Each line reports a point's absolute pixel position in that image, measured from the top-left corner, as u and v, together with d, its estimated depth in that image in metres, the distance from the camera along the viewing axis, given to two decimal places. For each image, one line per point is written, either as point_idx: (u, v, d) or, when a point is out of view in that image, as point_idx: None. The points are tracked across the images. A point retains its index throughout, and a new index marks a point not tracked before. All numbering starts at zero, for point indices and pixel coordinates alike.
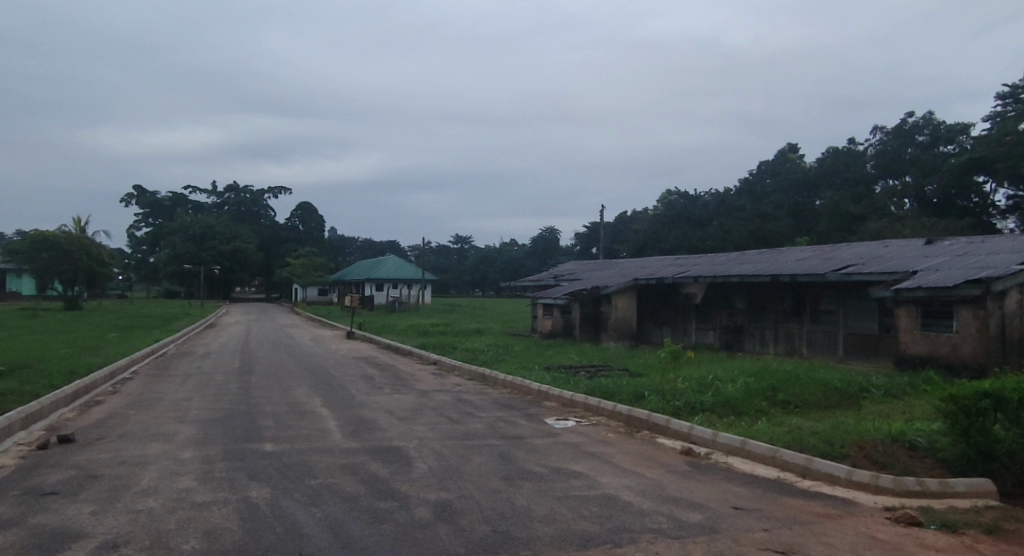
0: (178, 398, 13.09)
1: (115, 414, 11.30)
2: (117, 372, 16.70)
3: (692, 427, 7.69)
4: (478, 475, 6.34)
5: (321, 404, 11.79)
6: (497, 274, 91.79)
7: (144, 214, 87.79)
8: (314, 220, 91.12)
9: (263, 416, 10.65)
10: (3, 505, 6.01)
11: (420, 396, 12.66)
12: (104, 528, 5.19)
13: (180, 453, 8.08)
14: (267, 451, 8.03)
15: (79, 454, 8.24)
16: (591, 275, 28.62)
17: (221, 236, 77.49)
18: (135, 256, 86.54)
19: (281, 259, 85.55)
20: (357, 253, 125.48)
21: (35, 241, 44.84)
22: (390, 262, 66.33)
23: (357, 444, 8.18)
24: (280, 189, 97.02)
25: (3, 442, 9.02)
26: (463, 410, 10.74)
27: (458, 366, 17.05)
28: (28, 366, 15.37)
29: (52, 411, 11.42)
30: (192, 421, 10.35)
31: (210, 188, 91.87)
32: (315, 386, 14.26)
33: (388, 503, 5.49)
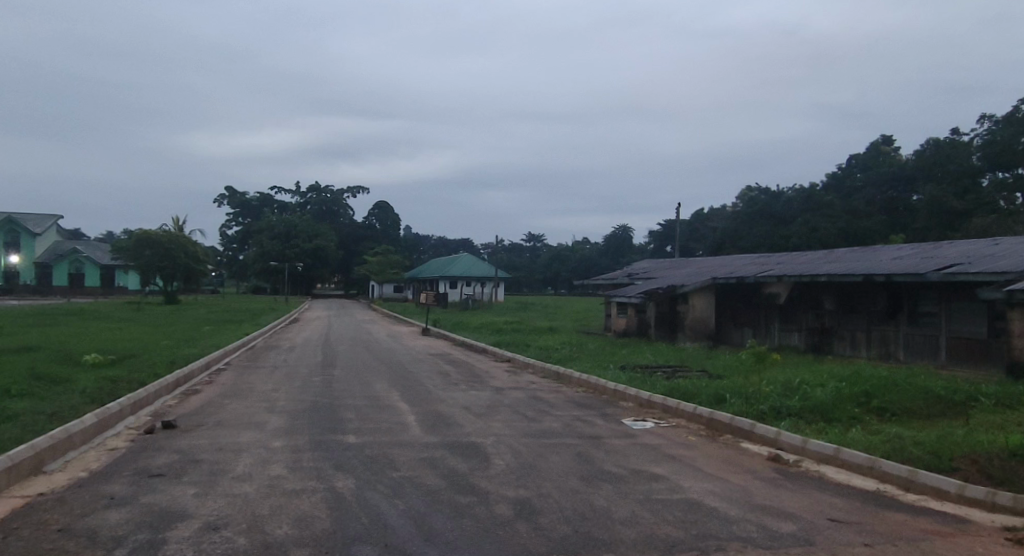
0: (267, 389, 13.73)
1: (211, 402, 11.97)
2: (211, 364, 17.69)
3: (780, 433, 7.37)
4: (557, 475, 6.31)
5: (399, 398, 12.04)
6: (570, 272, 91.51)
7: (234, 214, 92.52)
8: (391, 218, 93.58)
9: (344, 409, 10.99)
10: (116, 484, 6.49)
11: (496, 393, 12.76)
12: (205, 510, 5.49)
13: (270, 442, 8.46)
14: (351, 443, 8.30)
15: (179, 439, 8.78)
16: (667, 273, 27.99)
17: (305, 234, 80.62)
18: (226, 254, 91.37)
19: (360, 257, 88.31)
20: (431, 252, 128.02)
21: (140, 239, 48.09)
22: (464, 260, 67.06)
23: (436, 439, 8.36)
24: (358, 189, 99.97)
25: (115, 425, 9.75)
26: (540, 409, 10.72)
27: (532, 364, 17.07)
28: (134, 356, 16.52)
29: (156, 399, 12.22)
30: (281, 412, 10.85)
31: (295, 188, 95.58)
32: (394, 381, 14.65)
33: (468, 499, 5.56)
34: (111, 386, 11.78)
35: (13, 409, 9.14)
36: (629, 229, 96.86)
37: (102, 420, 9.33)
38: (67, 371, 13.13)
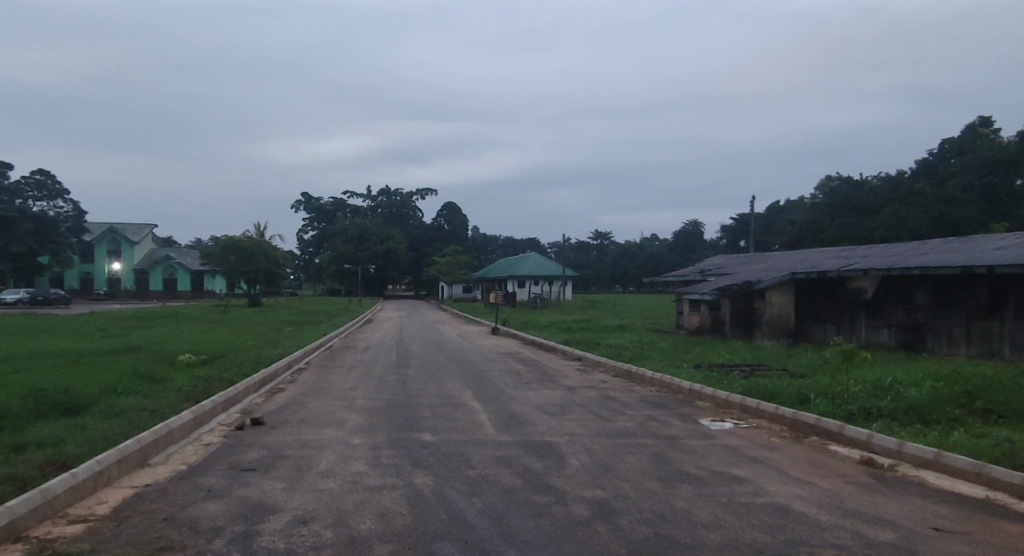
0: (346, 388, 14.19)
1: (295, 400, 12.48)
2: (293, 363, 18.43)
3: (872, 435, 7.00)
4: (633, 475, 6.21)
5: (472, 397, 12.17)
6: (639, 269, 90.22)
7: (310, 219, 96.03)
8: (459, 219, 94.95)
9: (419, 407, 11.20)
10: (213, 477, 6.85)
11: (567, 392, 12.70)
12: (293, 504, 5.71)
13: (350, 440, 8.71)
14: (427, 440, 8.46)
15: (267, 436, 9.17)
16: (742, 268, 27.11)
17: (376, 237, 83.03)
18: (303, 257, 94.92)
19: (429, 258, 89.99)
20: (499, 252, 129.07)
21: (226, 245, 50.66)
22: (532, 258, 67.17)
23: (510, 438, 8.39)
24: (427, 192, 101.84)
25: (209, 421, 10.31)
26: (613, 408, 10.60)
27: (603, 362, 16.92)
28: (223, 356, 17.42)
29: (245, 396, 12.85)
30: (359, 410, 11.19)
31: (366, 193, 98.20)
32: (467, 380, 14.81)
33: (545, 498, 5.55)
34: (204, 384, 12.47)
35: (118, 406, 9.79)
36: (700, 224, 94.67)
37: (197, 416, 9.87)
38: (163, 370, 13.95)
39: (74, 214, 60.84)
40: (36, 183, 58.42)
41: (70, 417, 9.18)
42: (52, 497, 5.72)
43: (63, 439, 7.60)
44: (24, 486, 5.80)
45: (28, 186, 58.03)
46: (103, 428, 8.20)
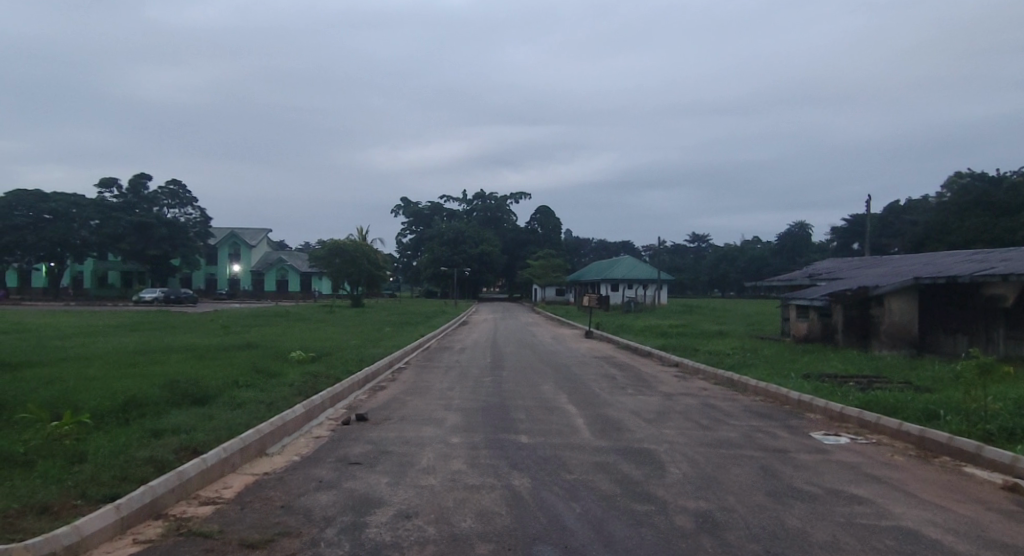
0: (444, 388, 14.53)
1: (396, 398, 12.90)
2: (393, 363, 19.07)
3: (1016, 459, 6.33)
4: (740, 488, 5.93)
5: (567, 401, 12.10)
6: (740, 274, 86.76)
7: (409, 223, 99.19)
8: (552, 223, 95.08)
9: (514, 409, 11.28)
10: (324, 469, 7.19)
11: (665, 398, 12.36)
12: (398, 499, 5.89)
13: (449, 438, 8.88)
14: (523, 442, 8.50)
15: (371, 431, 9.52)
16: (856, 273, 25.42)
17: (470, 240, 84.76)
18: (402, 260, 98.16)
19: (523, 261, 90.65)
20: (592, 255, 128.13)
21: (331, 249, 53.31)
22: (626, 262, 66.18)
23: (607, 443, 8.24)
24: (521, 196, 102.65)
25: (318, 415, 10.84)
26: (714, 417, 10.20)
27: (703, 369, 16.34)
28: (330, 354, 18.29)
29: (350, 393, 13.44)
30: (457, 410, 11.39)
31: (462, 197, 100.21)
32: (561, 383, 14.74)
33: (646, 506, 5.40)
34: (314, 380, 13.15)
35: (239, 398, 10.51)
36: (808, 226, 89.86)
37: (308, 410, 10.41)
38: (277, 366, 14.84)
39: (201, 221, 66.11)
40: (170, 193, 63.84)
41: (198, 407, 9.94)
42: (185, 479, 6.19)
43: (193, 426, 8.23)
44: (162, 468, 6.32)
45: (164, 196, 63.40)
46: (227, 417, 8.83)
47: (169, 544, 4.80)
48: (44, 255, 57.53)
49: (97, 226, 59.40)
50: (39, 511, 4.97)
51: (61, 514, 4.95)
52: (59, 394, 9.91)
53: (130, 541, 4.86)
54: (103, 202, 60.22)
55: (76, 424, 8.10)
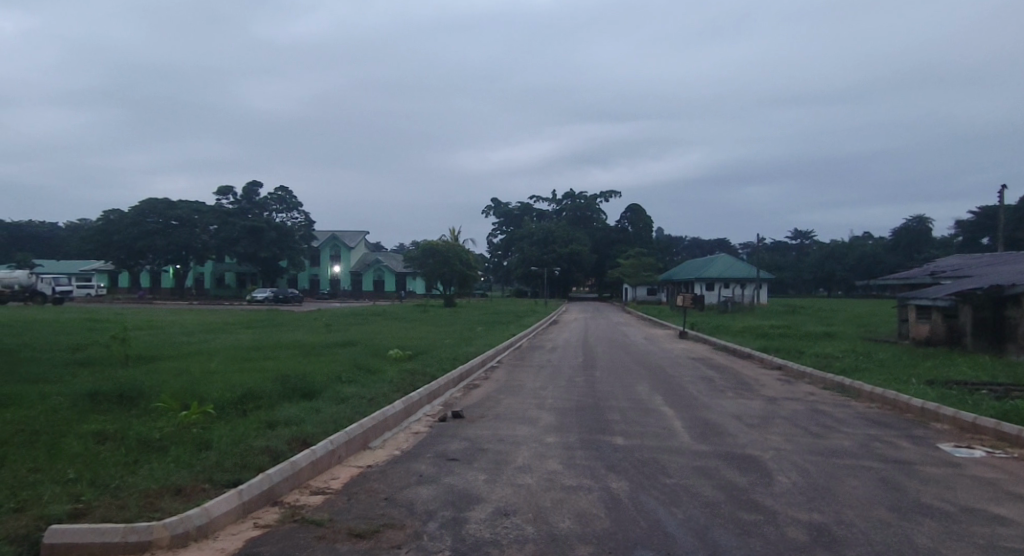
0: (537, 387, 14.55)
1: (490, 396, 13.04)
2: (485, 361, 19.32)
3: None
4: (858, 502, 5.53)
5: (663, 403, 11.79)
6: (848, 272, 81.80)
7: (499, 223, 100.24)
8: (644, 220, 93.35)
9: (609, 410, 11.09)
10: (423, 464, 7.35)
11: (768, 402, 11.81)
12: (496, 496, 5.93)
13: (544, 438, 8.85)
14: (619, 444, 8.35)
15: (467, 429, 9.66)
16: (986, 270, 23.34)
17: (561, 240, 84.57)
18: (493, 260, 99.35)
19: (614, 260, 89.51)
20: (685, 253, 124.81)
21: (425, 250, 54.74)
22: (722, 260, 63.90)
23: (708, 448, 7.94)
24: (611, 194, 101.43)
25: (416, 412, 11.14)
26: (825, 424, 9.60)
27: (809, 373, 15.48)
28: (426, 352, 18.77)
29: (446, 390, 13.74)
30: (551, 409, 11.36)
31: (552, 196, 100.06)
32: (657, 384, 14.39)
33: (754, 516, 5.15)
34: (410, 377, 13.54)
35: (342, 393, 10.96)
36: (927, 220, 83.48)
37: (406, 406, 10.71)
38: (376, 363, 15.36)
39: (305, 225, 69.89)
40: (279, 198, 67.72)
41: (306, 400, 10.45)
42: (298, 468, 6.51)
43: (303, 419, 8.65)
44: (276, 457, 6.67)
45: (273, 202, 67.28)
46: (332, 411, 9.22)
47: (286, 529, 5.05)
48: (170, 258, 62.78)
49: (216, 231, 64.12)
50: (173, 493, 5.37)
51: (191, 496, 5.32)
52: (187, 385, 10.72)
53: (251, 524, 5.16)
54: (220, 208, 64.80)
55: (203, 414, 8.73)
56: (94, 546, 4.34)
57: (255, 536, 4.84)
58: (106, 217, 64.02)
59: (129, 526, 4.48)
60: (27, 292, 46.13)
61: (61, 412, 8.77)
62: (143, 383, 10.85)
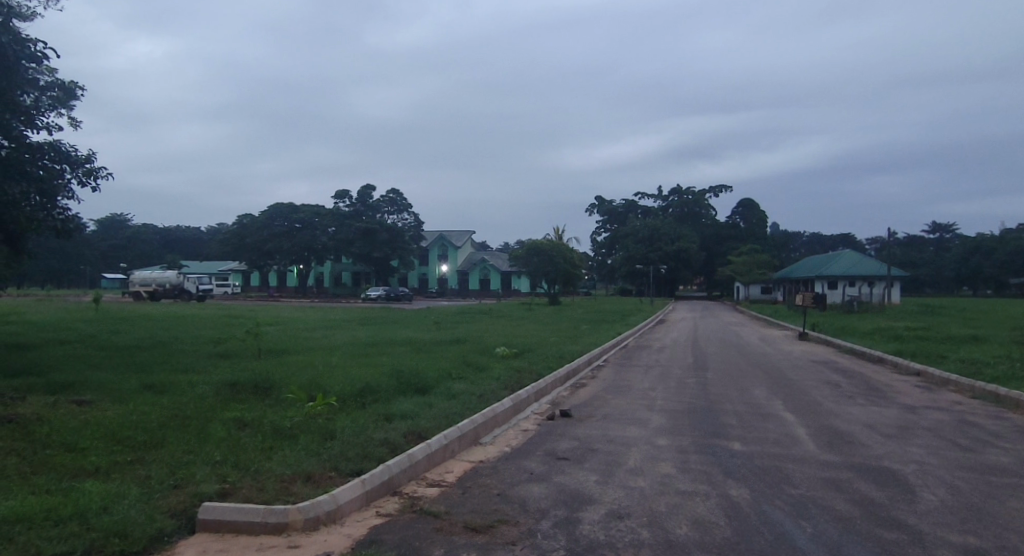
0: (646, 387, 14.27)
1: (599, 396, 12.92)
2: (592, 360, 19.18)
3: None
4: (1020, 526, 4.99)
5: (784, 408, 11.18)
6: (996, 268, 74.07)
7: (604, 221, 99.07)
8: (757, 216, 89.12)
9: (725, 414, 10.67)
10: (534, 462, 7.41)
11: (906, 411, 10.90)
12: (608, 498, 5.86)
13: (656, 440, 8.65)
14: (738, 449, 8.00)
15: (577, 428, 9.63)
16: None
17: (668, 237, 82.40)
18: (597, 258, 98.35)
19: (725, 258, 86.10)
20: (804, 249, 117.85)
21: (530, 248, 55.13)
22: (846, 257, 59.88)
23: (838, 458, 7.45)
24: (722, 189, 97.53)
25: (524, 409, 11.27)
26: (973, 437, 8.73)
27: (954, 380, 14.15)
28: (533, 350, 18.90)
29: (553, 389, 13.76)
30: (662, 411, 11.09)
31: (658, 193, 97.56)
32: (775, 388, 13.66)
33: (895, 535, 4.77)
34: (518, 375, 13.65)
35: (454, 388, 11.26)
36: None
37: (515, 403, 10.86)
38: (484, 360, 15.65)
39: (415, 225, 72.01)
40: (390, 200, 70.25)
41: (419, 395, 10.83)
42: (415, 461, 6.77)
43: (417, 413, 8.97)
44: (394, 449, 6.96)
45: (385, 204, 69.86)
46: (444, 406, 9.50)
47: (407, 519, 5.26)
48: (294, 259, 67.20)
49: (334, 232, 67.65)
50: (303, 479, 5.73)
51: (321, 483, 5.66)
52: (313, 378, 11.42)
53: (373, 512, 5.40)
54: (337, 211, 68.32)
55: (327, 405, 9.29)
56: (239, 523, 4.71)
57: (379, 524, 5.08)
58: (240, 221, 69.78)
59: (268, 508, 4.83)
60: (176, 290, 51.03)
61: (207, 399, 9.65)
62: (275, 374, 11.68)
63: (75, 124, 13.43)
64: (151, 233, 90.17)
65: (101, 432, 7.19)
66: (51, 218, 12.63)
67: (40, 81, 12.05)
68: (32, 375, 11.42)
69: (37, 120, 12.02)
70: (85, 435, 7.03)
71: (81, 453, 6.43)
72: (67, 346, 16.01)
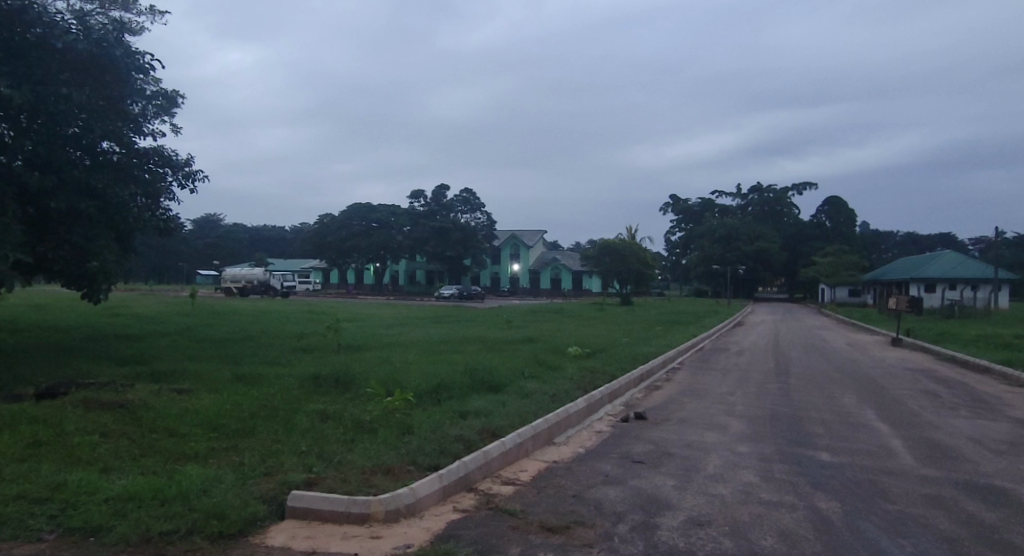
0: (724, 391, 13.84)
1: (674, 399, 12.62)
2: (667, 362, 18.79)
3: None
4: None
5: (877, 418, 10.57)
6: None
7: (679, 220, 96.86)
8: (845, 214, 84.91)
9: (810, 422, 10.20)
10: (609, 464, 7.32)
11: (1016, 426, 10.08)
12: (688, 504, 5.72)
13: (736, 447, 8.36)
14: (826, 460, 7.63)
15: (652, 431, 9.46)
16: None
17: (747, 236, 79.75)
18: (672, 259, 96.27)
19: (809, 258, 82.48)
20: (897, 250, 111.28)
21: (602, 248, 54.56)
22: (945, 258, 56.33)
23: (939, 473, 6.98)
24: (806, 187, 93.54)
25: (597, 410, 11.15)
26: None
27: None
28: (606, 351, 18.69)
29: (627, 390, 13.57)
30: (742, 417, 10.72)
31: (737, 191, 94.49)
32: (866, 397, 12.94)
33: None
34: (591, 375, 13.53)
35: (527, 387, 11.30)
36: None
37: (589, 404, 10.76)
38: (557, 359, 15.61)
39: (487, 224, 72.63)
40: (463, 200, 71.09)
41: (493, 393, 10.92)
42: (490, 458, 6.83)
43: (491, 410, 9.05)
44: (470, 446, 7.05)
45: (458, 204, 70.83)
46: (518, 405, 9.52)
47: (483, 516, 5.30)
48: (371, 257, 69.40)
49: (409, 231, 69.33)
50: (383, 471, 5.89)
51: (400, 476, 5.79)
52: (390, 373, 11.73)
53: (451, 508, 5.48)
54: (412, 211, 69.88)
55: (404, 400, 9.51)
56: (324, 512, 4.88)
57: (456, 519, 5.15)
58: (321, 220, 72.63)
59: (352, 498, 4.97)
60: (263, 286, 53.61)
61: (293, 391, 10.09)
62: (355, 369, 12.08)
63: (177, 131, 14.33)
64: (240, 232, 95.07)
65: (199, 419, 7.65)
66: (155, 218, 13.56)
67: (147, 91, 12.92)
68: (138, 364, 12.29)
69: (143, 127, 12.92)
70: (185, 422, 7.49)
71: (181, 438, 6.85)
72: (168, 337, 17.13)
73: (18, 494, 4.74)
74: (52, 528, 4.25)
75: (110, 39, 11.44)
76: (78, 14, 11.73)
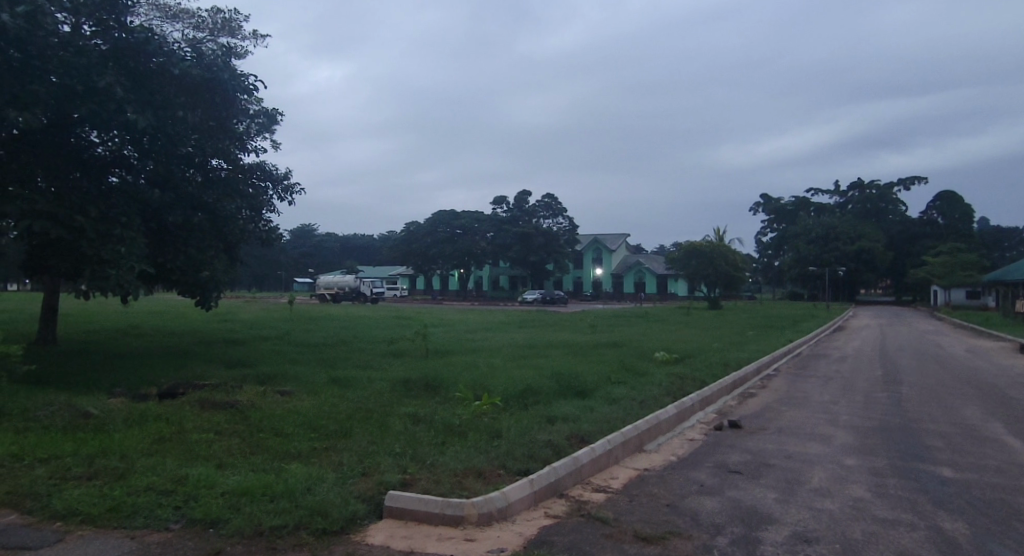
0: (826, 400, 13.06)
1: (770, 407, 12.06)
2: (761, 368, 18.00)
3: None
4: None
5: (1004, 431, 9.67)
6: None
7: (771, 220, 92.81)
8: (959, 210, 78.60)
9: (927, 434, 9.46)
10: (703, 473, 7.06)
11: None
12: (792, 518, 5.43)
13: (843, 459, 7.86)
14: (947, 476, 7.04)
15: (748, 440, 9.07)
16: None
17: (846, 236, 75.37)
18: (764, 260, 92.36)
19: (918, 258, 76.95)
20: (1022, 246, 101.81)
21: (688, 250, 53.04)
22: None
23: None
24: (914, 180, 87.31)
25: (689, 417, 10.83)
26: None
27: None
28: (695, 356, 18.12)
29: (719, 397, 13.11)
30: (847, 427, 10.09)
31: (835, 188, 89.47)
32: (991, 408, 11.85)
33: None
34: (681, 381, 13.15)
35: (614, 393, 11.11)
36: None
37: (680, 411, 10.47)
38: (644, 365, 15.29)
39: (570, 229, 72.08)
40: (546, 205, 70.69)
41: (580, 398, 10.80)
42: (580, 465, 6.75)
43: (579, 416, 8.96)
44: (559, 452, 6.99)
45: (541, 209, 70.56)
46: (606, 412, 9.37)
47: (575, 522, 5.24)
48: (456, 263, 70.83)
49: (492, 237, 70.12)
50: (475, 474, 5.94)
51: (491, 479, 5.82)
52: (477, 378, 11.87)
53: (543, 513, 5.45)
54: (495, 217, 70.40)
55: (491, 405, 9.59)
56: (420, 513, 4.96)
57: (548, 525, 5.11)
58: (408, 229, 74.86)
59: (446, 500, 5.04)
60: (355, 293, 55.88)
61: (384, 394, 10.41)
62: (442, 373, 12.34)
63: (277, 146, 15.12)
64: (333, 241, 99.47)
65: (301, 420, 8.00)
66: (258, 229, 14.38)
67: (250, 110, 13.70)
68: (244, 366, 13.08)
69: (247, 144, 13.73)
70: (288, 422, 7.86)
71: (285, 437, 7.21)
72: (269, 341, 18.12)
73: (147, 486, 5.12)
74: (176, 519, 4.54)
75: (219, 64, 12.24)
76: (192, 42, 12.63)
